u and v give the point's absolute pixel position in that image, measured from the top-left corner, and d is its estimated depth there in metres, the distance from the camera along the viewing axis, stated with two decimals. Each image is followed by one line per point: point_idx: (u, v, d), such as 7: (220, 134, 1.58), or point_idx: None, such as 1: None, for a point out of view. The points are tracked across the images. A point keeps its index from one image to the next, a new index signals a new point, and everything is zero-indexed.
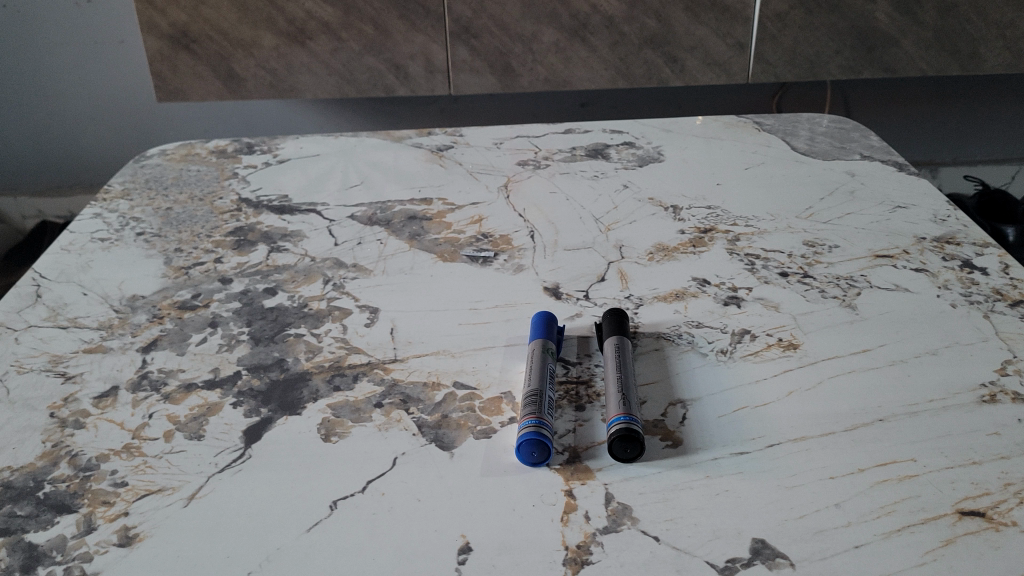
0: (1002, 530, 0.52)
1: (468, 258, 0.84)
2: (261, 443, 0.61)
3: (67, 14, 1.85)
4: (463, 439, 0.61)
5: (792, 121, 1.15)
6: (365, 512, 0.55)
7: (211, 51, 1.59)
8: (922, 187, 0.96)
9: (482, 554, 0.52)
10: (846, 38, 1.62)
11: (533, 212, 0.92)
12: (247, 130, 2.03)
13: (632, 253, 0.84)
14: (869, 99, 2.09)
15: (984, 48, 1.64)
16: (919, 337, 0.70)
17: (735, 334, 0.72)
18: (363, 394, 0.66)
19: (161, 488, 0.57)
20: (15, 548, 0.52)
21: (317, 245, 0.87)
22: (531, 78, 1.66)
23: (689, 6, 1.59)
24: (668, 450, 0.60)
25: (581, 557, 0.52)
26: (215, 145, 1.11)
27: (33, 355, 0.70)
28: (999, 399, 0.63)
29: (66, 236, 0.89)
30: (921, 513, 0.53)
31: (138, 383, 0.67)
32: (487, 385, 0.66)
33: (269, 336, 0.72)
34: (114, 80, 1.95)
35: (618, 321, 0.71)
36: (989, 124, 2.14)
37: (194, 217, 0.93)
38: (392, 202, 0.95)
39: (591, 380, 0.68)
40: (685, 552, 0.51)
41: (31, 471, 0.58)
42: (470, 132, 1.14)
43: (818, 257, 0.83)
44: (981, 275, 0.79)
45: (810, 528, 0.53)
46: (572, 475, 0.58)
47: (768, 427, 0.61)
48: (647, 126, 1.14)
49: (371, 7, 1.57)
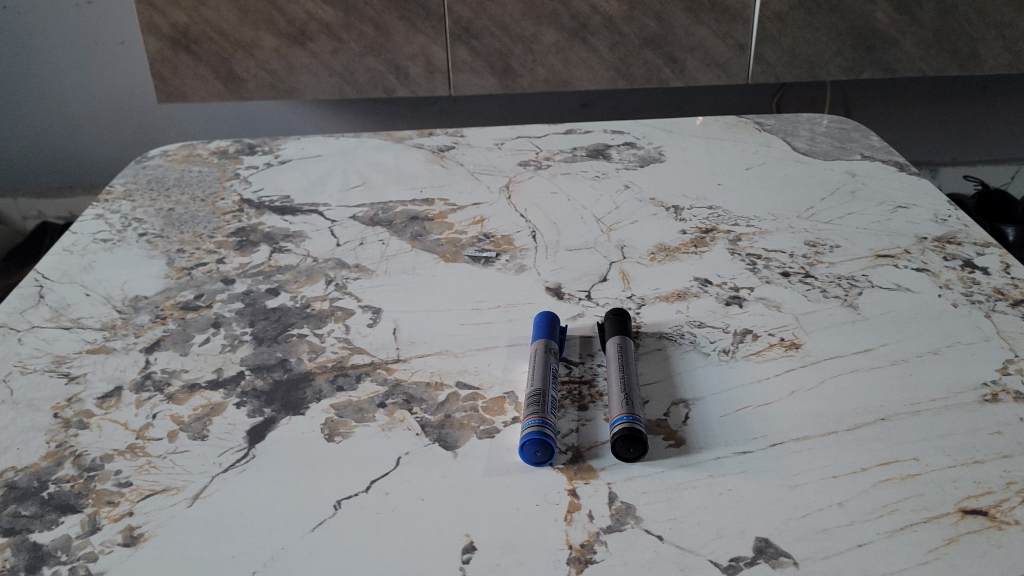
0: (1005, 529, 0.52)
1: (470, 258, 0.84)
2: (265, 443, 0.61)
3: (67, 15, 1.85)
4: (466, 438, 0.61)
5: (793, 121, 1.15)
6: (369, 511, 0.55)
7: (211, 51, 1.59)
8: (923, 187, 0.96)
9: (486, 554, 0.52)
10: (846, 38, 1.63)
11: (535, 213, 0.93)
12: (247, 130, 2.04)
13: (634, 254, 0.84)
14: (868, 99, 2.09)
15: (984, 48, 1.64)
16: (921, 337, 0.70)
17: (737, 334, 0.72)
18: (366, 394, 0.66)
19: (165, 487, 0.57)
20: (20, 547, 0.53)
21: (319, 246, 0.87)
22: (531, 78, 1.67)
23: (689, 7, 1.60)
24: (671, 449, 0.60)
25: (585, 556, 0.52)
26: (217, 146, 1.11)
27: (36, 356, 0.70)
28: (1001, 398, 0.63)
29: (68, 237, 0.89)
30: (924, 512, 0.54)
31: (142, 383, 0.67)
32: (490, 384, 0.67)
33: (272, 336, 0.73)
34: (114, 81, 1.95)
35: (621, 321, 0.71)
36: (988, 124, 2.14)
37: (196, 218, 0.93)
38: (394, 203, 0.95)
39: (594, 380, 0.68)
40: (689, 551, 0.52)
41: (36, 471, 0.59)
42: (471, 133, 1.14)
43: (819, 257, 0.83)
44: (982, 275, 0.79)
45: (813, 527, 0.53)
46: (575, 475, 0.58)
47: (771, 426, 0.61)
48: (648, 126, 1.14)
49: (372, 8, 1.57)
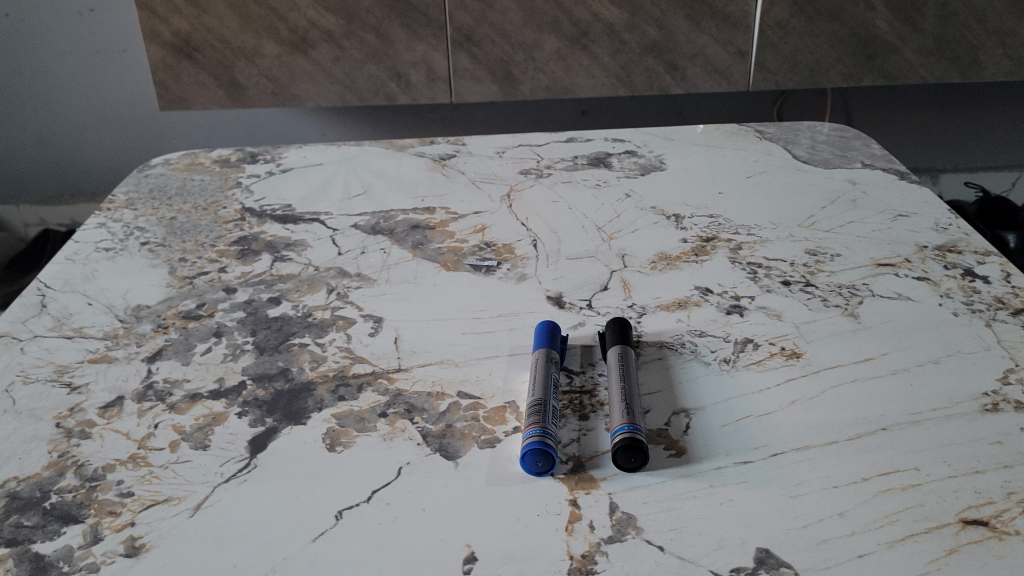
0: (1006, 539, 0.52)
1: (471, 267, 0.84)
2: (266, 452, 0.61)
3: (69, 24, 1.87)
4: (467, 448, 0.61)
5: (794, 129, 1.16)
6: (371, 521, 0.55)
7: (213, 59, 1.60)
8: (923, 196, 0.97)
9: (487, 563, 0.52)
10: (847, 46, 1.63)
11: (535, 221, 0.93)
12: (248, 137, 2.04)
13: (634, 262, 0.84)
14: (869, 106, 2.09)
15: (984, 55, 1.65)
16: (922, 346, 0.70)
17: (738, 343, 0.72)
18: (368, 403, 0.66)
19: (166, 497, 0.57)
20: (22, 558, 0.53)
21: (321, 254, 0.87)
22: (532, 86, 1.67)
23: (690, 15, 1.60)
24: (672, 459, 0.60)
25: (586, 566, 0.52)
26: (219, 154, 1.11)
27: (39, 365, 0.70)
28: (1002, 408, 0.63)
29: (72, 246, 0.90)
30: (925, 522, 0.54)
31: (144, 394, 0.67)
32: (491, 394, 0.67)
33: (274, 345, 0.73)
34: (116, 89, 1.96)
35: (622, 329, 0.72)
36: (990, 131, 2.14)
37: (197, 227, 0.93)
38: (395, 211, 0.96)
39: (595, 390, 0.68)
40: (689, 561, 0.52)
41: (37, 481, 0.59)
42: (472, 141, 1.14)
43: (820, 266, 0.83)
44: (983, 284, 0.79)
45: (814, 537, 0.53)
46: (576, 484, 0.58)
47: (772, 436, 0.61)
48: (649, 135, 1.15)
49: (373, 16, 1.58)
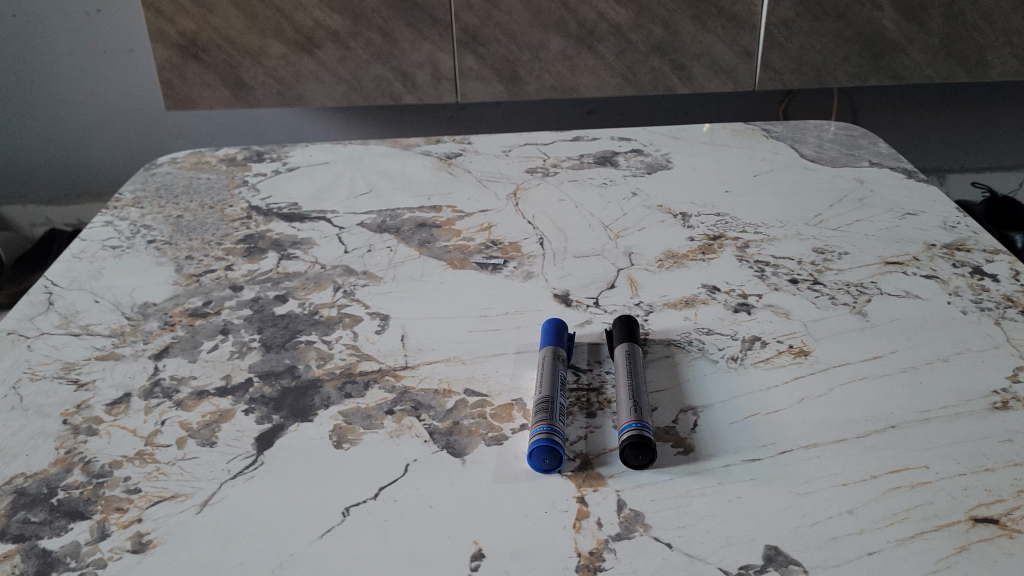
0: (1016, 537, 0.52)
1: (478, 266, 0.84)
2: (272, 450, 0.61)
3: (78, 24, 1.88)
4: (473, 446, 0.61)
5: (800, 128, 1.15)
6: (377, 517, 0.55)
7: (220, 59, 1.60)
8: (931, 195, 0.96)
9: (493, 561, 0.52)
10: (853, 46, 1.62)
11: (542, 219, 0.93)
12: (254, 137, 2.04)
13: (641, 261, 0.84)
14: (875, 105, 2.09)
15: (991, 55, 1.64)
16: (931, 345, 0.70)
17: (745, 342, 0.72)
18: (374, 401, 0.66)
19: (173, 494, 0.57)
20: (30, 553, 0.53)
21: (327, 253, 0.87)
22: (537, 85, 1.67)
23: (696, 14, 1.60)
24: (679, 457, 0.60)
25: (593, 564, 0.51)
26: (226, 153, 1.11)
27: (45, 363, 0.70)
28: (1012, 406, 0.63)
29: (77, 244, 0.90)
30: (935, 520, 0.53)
31: (150, 391, 0.67)
32: (498, 392, 0.66)
33: (280, 343, 0.73)
34: (123, 89, 1.96)
35: (629, 328, 0.71)
36: (996, 131, 2.13)
37: (204, 226, 0.93)
38: (401, 210, 0.95)
39: (602, 387, 0.68)
40: (698, 559, 0.51)
41: (45, 477, 0.59)
42: (479, 140, 1.14)
43: (827, 265, 0.82)
44: (992, 282, 0.79)
45: (823, 535, 0.52)
46: (583, 482, 0.58)
47: (781, 434, 0.61)
48: (656, 134, 1.14)
49: (379, 16, 1.58)
